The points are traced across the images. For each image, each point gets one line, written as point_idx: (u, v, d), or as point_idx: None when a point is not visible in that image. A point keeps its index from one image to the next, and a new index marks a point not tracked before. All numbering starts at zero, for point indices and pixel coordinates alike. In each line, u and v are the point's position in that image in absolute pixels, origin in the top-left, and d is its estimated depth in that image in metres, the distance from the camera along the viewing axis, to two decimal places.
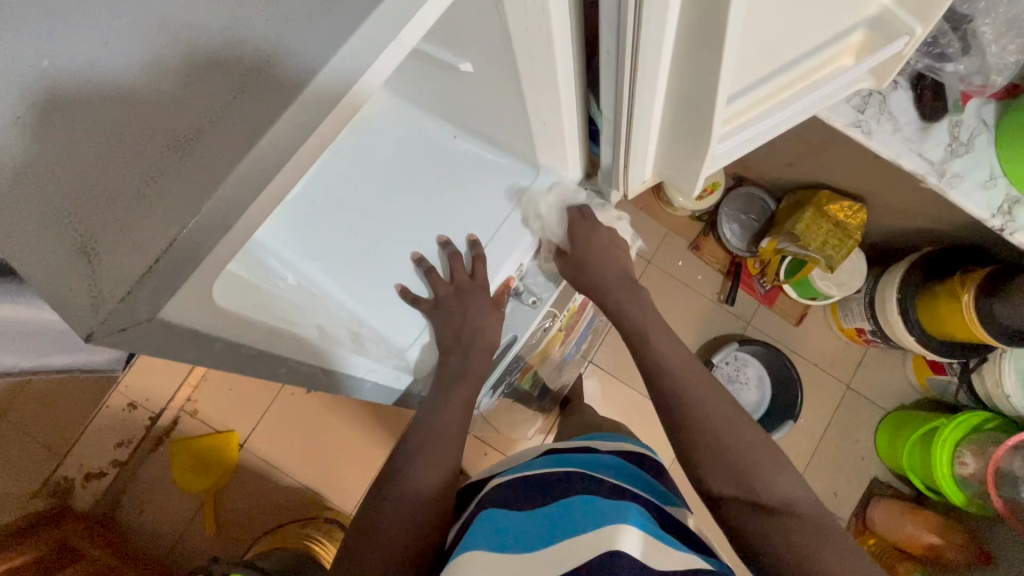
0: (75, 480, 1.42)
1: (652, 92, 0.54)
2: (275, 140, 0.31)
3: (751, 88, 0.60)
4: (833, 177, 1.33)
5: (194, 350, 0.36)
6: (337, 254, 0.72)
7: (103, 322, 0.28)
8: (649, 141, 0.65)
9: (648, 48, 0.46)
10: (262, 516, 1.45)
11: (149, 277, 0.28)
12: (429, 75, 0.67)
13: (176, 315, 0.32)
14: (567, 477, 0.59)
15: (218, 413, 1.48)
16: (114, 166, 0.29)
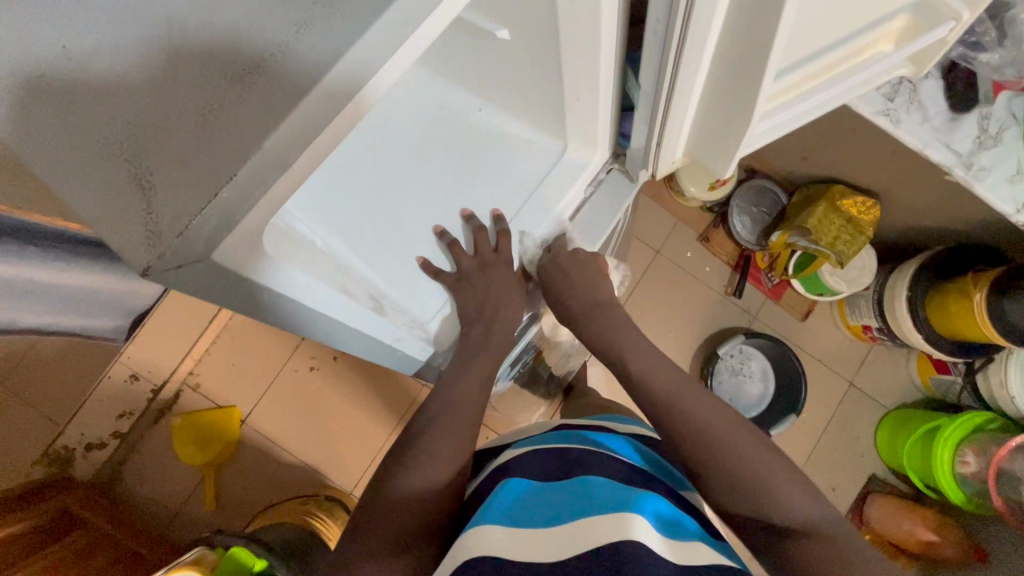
0: (75, 450, 1.41)
1: (695, 67, 0.53)
2: (336, 81, 0.29)
3: (795, 69, 0.59)
4: (849, 172, 1.32)
5: (223, 294, 0.35)
6: (359, 224, 0.71)
7: (160, 258, 0.28)
8: (685, 118, 0.63)
9: (701, 13, 0.45)
10: (262, 492, 1.45)
11: (206, 214, 0.28)
12: (461, 44, 0.66)
13: (223, 256, 0.32)
14: (588, 457, 0.58)
15: (222, 389, 1.48)
16: (171, 98, 0.28)
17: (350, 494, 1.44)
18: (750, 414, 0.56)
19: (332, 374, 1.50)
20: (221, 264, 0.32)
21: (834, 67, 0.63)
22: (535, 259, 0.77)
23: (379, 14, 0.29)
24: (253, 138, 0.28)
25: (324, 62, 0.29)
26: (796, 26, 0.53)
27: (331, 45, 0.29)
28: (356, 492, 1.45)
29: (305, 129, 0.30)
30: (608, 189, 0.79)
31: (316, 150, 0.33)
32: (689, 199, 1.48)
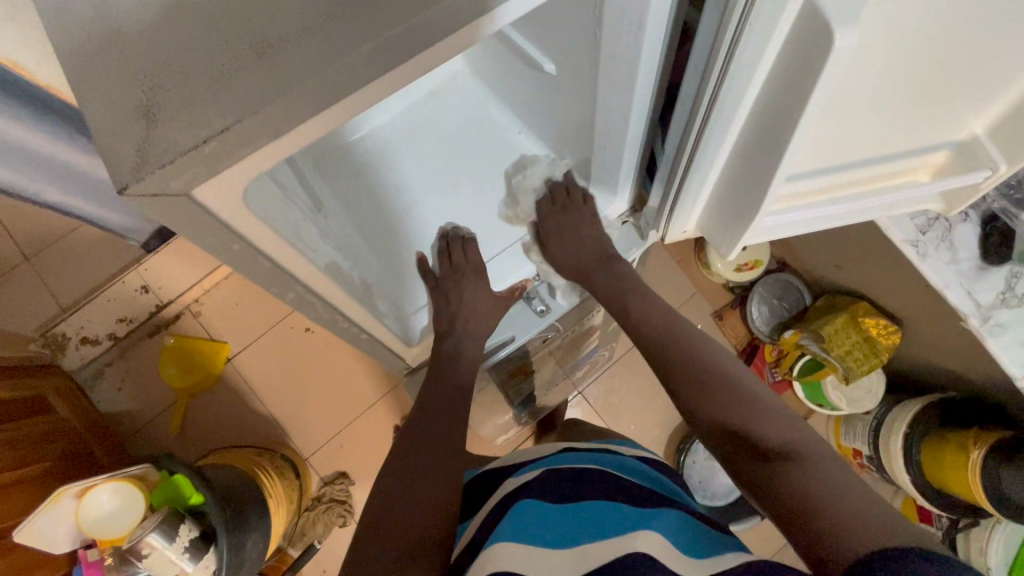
0: (71, 339, 1.46)
1: (717, 140, 0.56)
2: (349, 67, 0.34)
3: (815, 175, 0.61)
4: (875, 291, 1.30)
5: (206, 226, 0.38)
6: (371, 205, 0.76)
7: (139, 181, 0.31)
8: (703, 190, 0.65)
9: (733, 85, 0.48)
10: (224, 431, 1.48)
11: (191, 155, 0.32)
12: (514, 67, 0.70)
13: (202, 197, 0.36)
14: (591, 476, 0.59)
15: (220, 322, 1.53)
16: (200, 50, 0.33)
17: (305, 460, 1.46)
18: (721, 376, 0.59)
19: (324, 340, 1.53)
20: (199, 204, 0.36)
21: (860, 183, 0.64)
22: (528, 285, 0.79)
23: (398, 24, 0.34)
24: (256, 97, 0.33)
25: (340, 48, 0.33)
26: (819, 130, 0.55)
27: (353, 36, 0.34)
28: (312, 459, 1.48)
29: (312, 102, 0.34)
30: (616, 239, 0.79)
31: (323, 123, 0.36)
32: (712, 272, 1.48)
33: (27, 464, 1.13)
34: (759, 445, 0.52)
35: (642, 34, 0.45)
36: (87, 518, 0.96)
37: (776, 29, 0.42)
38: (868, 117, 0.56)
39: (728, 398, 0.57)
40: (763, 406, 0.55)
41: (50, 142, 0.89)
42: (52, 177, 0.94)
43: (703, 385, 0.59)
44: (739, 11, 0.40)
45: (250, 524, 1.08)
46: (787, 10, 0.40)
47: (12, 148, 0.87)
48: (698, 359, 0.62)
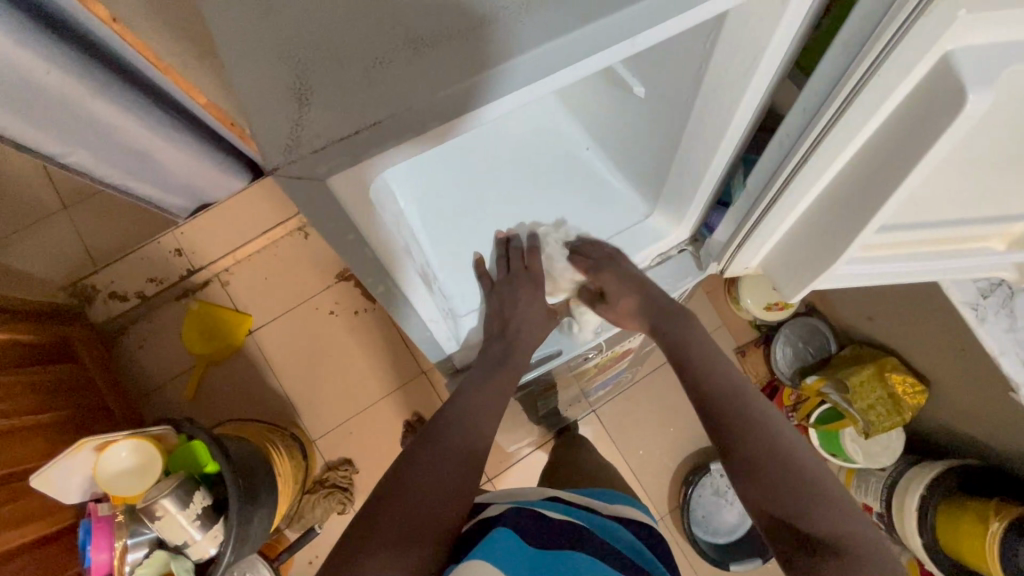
0: (99, 292, 1.48)
1: (808, 184, 0.58)
2: (494, 76, 0.35)
3: (890, 231, 0.63)
4: (906, 348, 1.29)
5: (329, 208, 0.38)
6: (437, 202, 0.77)
7: (288, 164, 0.34)
8: (776, 231, 0.68)
9: (837, 135, 0.51)
10: (235, 403, 1.49)
11: (340, 143, 0.34)
12: (596, 85, 0.73)
13: (336, 187, 0.36)
14: (575, 532, 0.59)
15: (247, 295, 1.55)
16: (353, 43, 0.35)
17: (314, 442, 1.47)
18: (773, 450, 0.55)
19: (347, 326, 1.54)
20: (332, 195, 0.37)
21: (930, 242, 0.65)
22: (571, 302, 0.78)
23: (543, 42, 0.35)
24: (406, 98, 0.34)
25: (487, 57, 0.35)
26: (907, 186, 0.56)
27: (499, 47, 0.35)
28: (320, 442, 1.48)
29: (454, 104, 0.35)
30: (673, 268, 0.78)
31: (455, 123, 0.37)
32: (742, 309, 1.48)
33: (43, 411, 1.13)
34: (808, 540, 0.51)
35: (753, 72, 0.47)
36: (103, 473, 0.97)
37: (901, 84, 0.45)
38: (951, 176, 0.57)
39: (784, 483, 0.53)
40: (821, 495, 0.52)
41: (122, 118, 0.94)
42: (112, 151, 0.99)
43: (762, 460, 0.55)
44: (870, 58, 0.44)
45: (259, 502, 1.08)
46: (921, 64, 0.43)
47: (93, 125, 0.93)
48: (753, 428, 0.57)
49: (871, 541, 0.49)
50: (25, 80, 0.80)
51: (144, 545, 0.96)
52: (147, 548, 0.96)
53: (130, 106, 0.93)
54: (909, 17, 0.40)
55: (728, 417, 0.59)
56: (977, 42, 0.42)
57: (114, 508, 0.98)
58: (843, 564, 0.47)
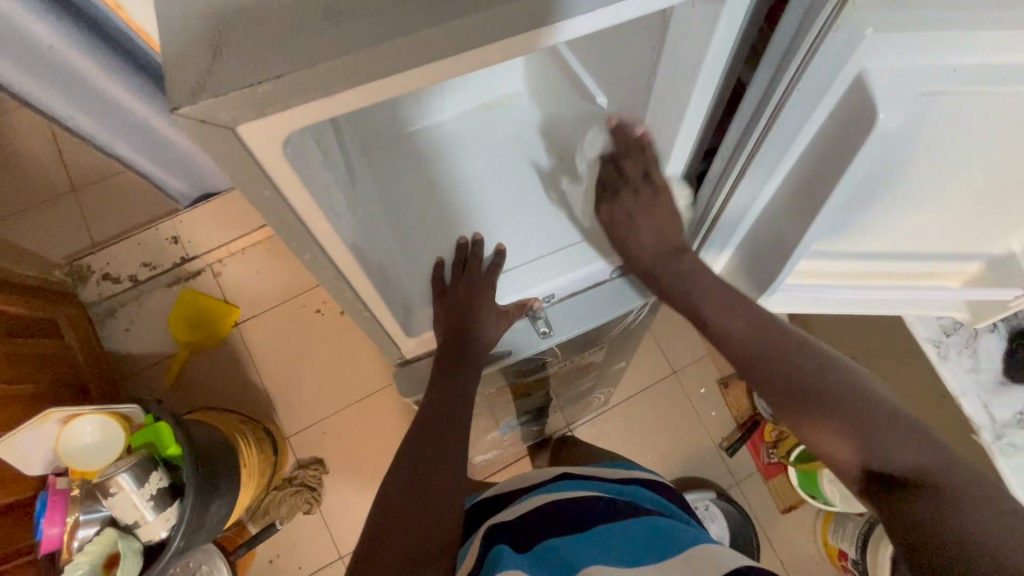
0: (93, 273, 1.51)
1: (756, 187, 0.61)
2: (409, 44, 0.37)
3: (852, 258, 0.66)
4: None
5: (245, 163, 0.40)
6: (411, 193, 0.83)
7: (192, 105, 0.35)
8: (733, 235, 0.71)
9: (776, 139, 0.54)
10: (211, 392, 1.49)
11: (244, 93, 0.35)
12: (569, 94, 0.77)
13: (247, 136, 0.38)
14: (589, 502, 0.60)
15: (237, 287, 1.56)
16: (277, 11, 0.37)
17: (286, 439, 1.47)
18: (832, 386, 0.56)
19: (331, 326, 1.55)
20: (243, 142, 0.38)
21: (895, 275, 0.68)
22: (534, 303, 0.75)
23: (457, 16, 0.37)
24: (318, 58, 0.36)
25: (403, 27, 0.37)
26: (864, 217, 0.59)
27: (416, 19, 0.37)
28: (292, 440, 1.47)
29: (369, 69, 0.37)
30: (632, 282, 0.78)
31: (374, 89, 0.39)
32: None
33: (21, 382, 1.15)
34: (880, 469, 0.50)
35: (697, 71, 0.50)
36: (65, 446, 0.98)
37: (828, 93, 0.47)
38: (908, 214, 0.59)
39: (845, 416, 0.53)
40: (888, 425, 0.51)
41: (117, 89, 1.00)
42: (107, 119, 1.05)
43: (815, 402, 0.55)
44: (792, 69, 0.47)
45: (217, 491, 1.07)
46: (839, 78, 0.46)
47: (90, 92, 0.99)
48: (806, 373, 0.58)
49: (955, 462, 0.47)
50: (31, 43, 0.88)
51: (96, 522, 0.95)
52: (99, 525, 0.95)
53: (123, 78, 0.98)
54: (819, 32, 0.43)
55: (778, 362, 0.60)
56: (900, 59, 0.43)
57: (72, 483, 0.99)
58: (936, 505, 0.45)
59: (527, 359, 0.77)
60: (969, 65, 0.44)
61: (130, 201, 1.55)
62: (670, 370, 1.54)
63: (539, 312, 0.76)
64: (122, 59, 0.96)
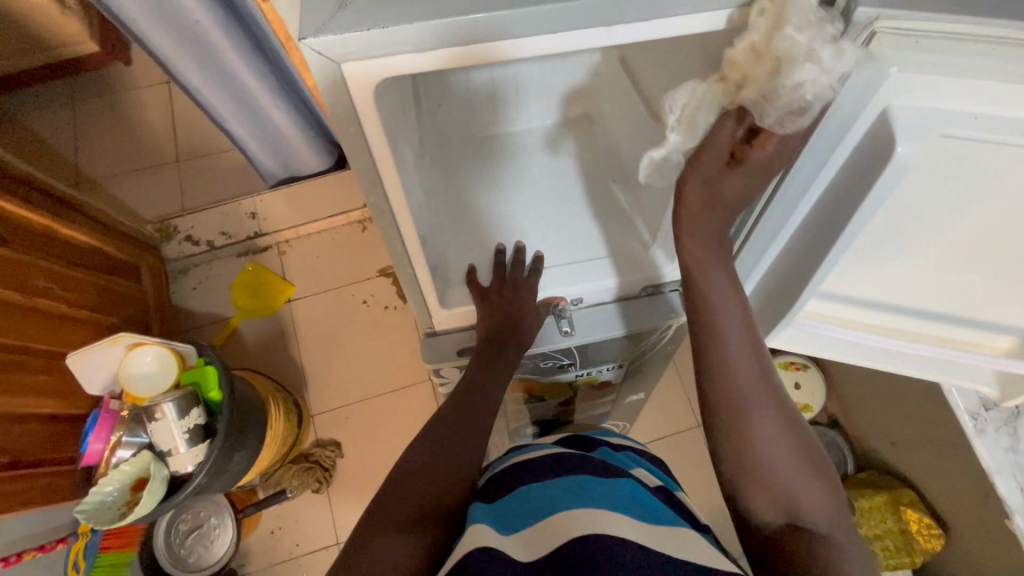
0: (178, 232, 1.65)
1: (781, 219, 0.65)
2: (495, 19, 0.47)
3: (890, 309, 0.76)
4: (925, 482, 1.22)
5: (345, 89, 0.50)
6: (473, 184, 0.93)
7: (315, 36, 0.45)
8: (754, 269, 0.75)
9: (802, 170, 0.58)
10: (254, 357, 1.59)
11: (363, 32, 0.46)
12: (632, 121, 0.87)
13: (350, 74, 0.49)
14: (575, 458, 0.59)
15: (297, 267, 1.69)
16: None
17: (310, 417, 1.53)
18: (769, 439, 0.53)
19: (376, 319, 1.63)
20: (345, 78, 0.50)
21: (906, 332, 0.78)
22: (559, 302, 0.82)
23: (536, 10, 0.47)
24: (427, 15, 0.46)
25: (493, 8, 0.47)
26: (863, 262, 0.69)
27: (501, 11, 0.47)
28: (316, 419, 1.53)
29: (464, 32, 0.48)
30: (660, 303, 0.83)
31: (463, 52, 0.50)
32: None
33: (101, 311, 1.28)
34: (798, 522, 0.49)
35: None
36: (127, 371, 1.07)
37: (852, 128, 0.53)
38: (942, 278, 0.69)
39: (781, 467, 0.52)
40: (805, 476, 0.52)
41: (242, 70, 1.19)
42: (229, 92, 1.24)
43: (758, 453, 0.52)
44: (819, 103, 0.52)
45: (244, 442, 1.14)
46: (865, 111, 0.51)
47: (223, 71, 1.19)
48: (757, 423, 0.53)
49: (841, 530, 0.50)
50: (187, 21, 1.07)
51: (134, 446, 1.03)
52: (135, 449, 1.03)
53: (250, 60, 1.18)
54: (849, 64, 0.49)
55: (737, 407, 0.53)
56: (916, 102, 0.49)
57: (121, 406, 1.08)
58: (822, 540, 0.47)
59: (545, 353, 0.84)
60: (992, 116, 0.49)
61: (227, 176, 1.75)
62: (693, 423, 1.50)
63: (564, 312, 0.82)
64: (253, 43, 1.16)
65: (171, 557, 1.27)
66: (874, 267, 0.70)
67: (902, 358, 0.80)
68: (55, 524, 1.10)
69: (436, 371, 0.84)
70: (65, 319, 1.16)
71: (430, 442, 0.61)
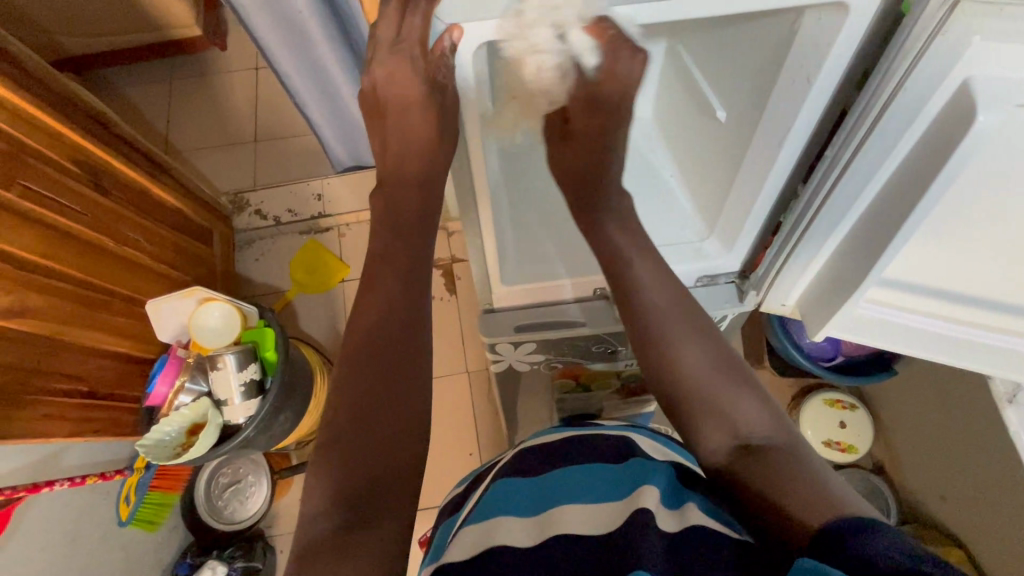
0: (249, 205, 1.77)
1: (852, 195, 0.71)
2: None
3: (926, 289, 0.82)
4: (976, 538, 1.15)
5: None
6: (537, 176, 1.01)
7: None
8: (816, 255, 0.82)
9: (875, 145, 0.64)
10: (305, 330, 1.68)
11: None
12: (693, 117, 0.93)
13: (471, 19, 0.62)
14: (589, 441, 0.68)
15: (353, 250, 1.76)
16: None
17: None
18: (697, 372, 0.63)
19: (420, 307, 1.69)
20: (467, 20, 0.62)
21: (948, 316, 0.84)
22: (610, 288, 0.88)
23: None
24: None
25: None
26: (921, 244, 0.75)
27: None
28: None
29: None
30: (716, 290, 0.90)
31: None
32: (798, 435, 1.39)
33: (177, 268, 1.38)
34: (743, 440, 0.58)
35: (813, 79, 0.62)
36: (197, 324, 1.16)
37: (933, 96, 0.58)
38: (974, 257, 0.76)
39: (717, 392, 0.61)
40: (740, 392, 0.61)
41: (323, 56, 1.25)
42: (310, 76, 1.32)
43: (688, 386, 0.62)
44: (895, 82, 0.57)
45: (290, 404, 1.19)
46: (947, 81, 0.56)
47: (307, 55, 1.26)
48: (681, 357, 0.64)
49: (786, 437, 0.58)
50: (286, 5, 1.13)
51: (194, 393, 1.11)
52: (194, 396, 1.11)
53: (333, 48, 1.23)
54: (932, 35, 0.52)
55: (659, 343, 0.65)
56: (996, 73, 0.54)
57: (188, 354, 1.17)
58: (768, 455, 0.56)
59: (596, 338, 0.88)
60: None
61: (301, 157, 1.86)
62: None
63: None
64: (339, 29, 1.21)
65: (209, 508, 1.33)
66: (913, 249, 0.76)
67: (941, 342, 0.86)
68: (113, 456, 1.17)
69: (492, 346, 0.87)
70: (148, 269, 1.26)
71: (401, 389, 0.60)
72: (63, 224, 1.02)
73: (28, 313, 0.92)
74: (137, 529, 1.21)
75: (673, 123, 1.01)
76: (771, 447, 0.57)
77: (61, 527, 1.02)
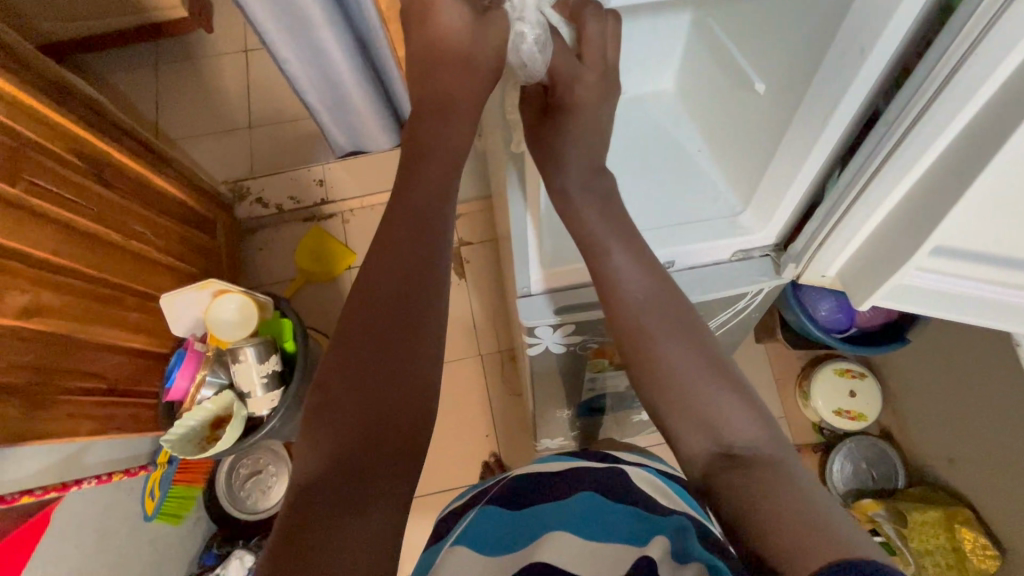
0: (251, 193, 1.73)
1: (906, 164, 0.70)
2: None
3: (972, 256, 0.80)
4: (984, 499, 1.19)
5: None
6: None
7: None
8: (858, 231, 0.82)
9: (937, 115, 0.63)
10: (315, 318, 1.67)
11: None
12: (722, 86, 0.92)
13: None
14: (600, 478, 0.79)
15: (359, 236, 1.74)
16: None
17: None
18: (681, 379, 0.66)
19: None
20: None
21: (990, 277, 0.83)
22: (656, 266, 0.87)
23: None
24: None
25: None
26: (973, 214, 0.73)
27: None
28: None
29: None
30: (753, 263, 0.91)
31: None
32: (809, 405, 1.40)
33: (183, 260, 1.35)
34: (724, 445, 0.62)
35: (870, 50, 0.62)
36: (212, 315, 1.14)
37: (1003, 65, 0.57)
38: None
39: (703, 399, 0.65)
40: (722, 398, 0.65)
41: (331, 44, 1.21)
42: (317, 65, 1.29)
43: (667, 390, 0.66)
44: (965, 48, 0.57)
45: None
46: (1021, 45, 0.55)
47: (313, 44, 1.23)
48: (656, 359, 0.68)
49: (767, 446, 0.61)
50: None
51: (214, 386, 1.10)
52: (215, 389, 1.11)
53: (338, 30, 1.19)
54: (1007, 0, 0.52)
55: (636, 349, 0.69)
56: None
57: (205, 347, 1.15)
58: (751, 460, 0.59)
59: None
60: None
61: (301, 141, 1.82)
62: None
63: None
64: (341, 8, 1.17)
65: (230, 497, 1.34)
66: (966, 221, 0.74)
67: (977, 305, 0.87)
68: (135, 452, 1.17)
69: (531, 330, 0.86)
70: (156, 263, 1.23)
71: (391, 379, 0.60)
72: (69, 221, 0.99)
73: (43, 314, 0.90)
74: (163, 522, 1.21)
75: (699, 94, 1.00)
76: (754, 456, 0.59)
77: (90, 525, 1.01)
